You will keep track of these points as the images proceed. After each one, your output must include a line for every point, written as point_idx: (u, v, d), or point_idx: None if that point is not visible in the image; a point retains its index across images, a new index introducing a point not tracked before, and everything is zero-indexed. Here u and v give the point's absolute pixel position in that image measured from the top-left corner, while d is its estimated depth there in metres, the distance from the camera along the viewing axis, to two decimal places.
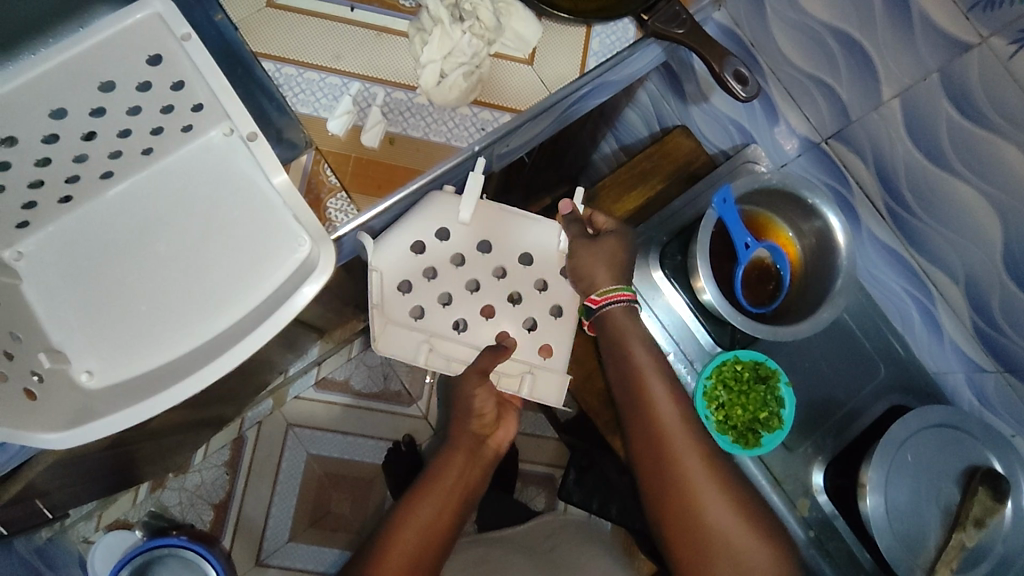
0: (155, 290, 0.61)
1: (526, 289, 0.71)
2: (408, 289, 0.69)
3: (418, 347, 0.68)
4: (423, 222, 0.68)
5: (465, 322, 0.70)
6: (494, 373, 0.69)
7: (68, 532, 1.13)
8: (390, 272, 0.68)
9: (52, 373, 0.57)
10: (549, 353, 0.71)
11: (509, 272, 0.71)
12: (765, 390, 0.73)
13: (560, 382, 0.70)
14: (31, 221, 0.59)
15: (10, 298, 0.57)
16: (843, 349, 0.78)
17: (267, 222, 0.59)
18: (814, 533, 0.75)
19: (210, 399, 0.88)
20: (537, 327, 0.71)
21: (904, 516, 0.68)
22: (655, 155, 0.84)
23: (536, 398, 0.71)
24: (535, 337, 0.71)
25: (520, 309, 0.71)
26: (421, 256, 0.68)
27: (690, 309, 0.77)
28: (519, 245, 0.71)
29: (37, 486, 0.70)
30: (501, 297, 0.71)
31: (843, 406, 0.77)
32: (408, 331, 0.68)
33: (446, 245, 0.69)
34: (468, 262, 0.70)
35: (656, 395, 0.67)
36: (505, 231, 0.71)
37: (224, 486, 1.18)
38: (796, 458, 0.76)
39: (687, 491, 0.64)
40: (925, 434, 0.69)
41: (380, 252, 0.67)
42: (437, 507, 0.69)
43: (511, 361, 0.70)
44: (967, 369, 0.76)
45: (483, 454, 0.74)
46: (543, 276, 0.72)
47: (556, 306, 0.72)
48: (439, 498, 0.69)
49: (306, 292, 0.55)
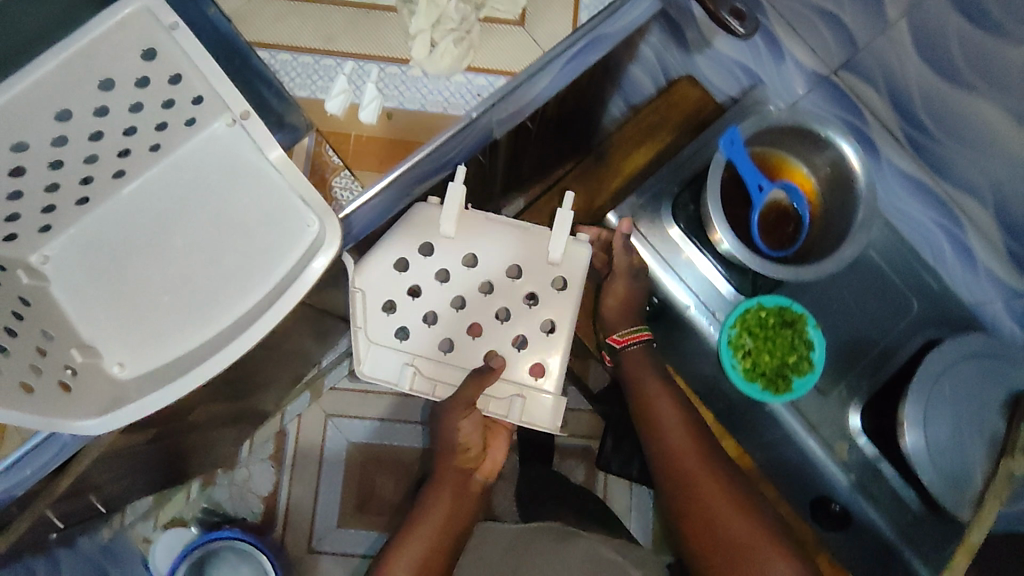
0: (176, 280, 0.63)
1: (515, 304, 0.73)
2: (393, 309, 0.72)
3: (402, 371, 0.70)
4: (403, 241, 0.71)
5: (451, 342, 0.73)
6: (481, 398, 0.72)
7: (129, 531, 1.21)
8: (373, 290, 0.71)
9: (85, 366, 0.59)
10: (541, 373, 0.73)
11: (494, 287, 0.73)
12: (792, 334, 0.72)
13: (550, 406, 0.72)
14: (53, 224, 0.61)
15: (40, 301, 0.60)
16: (874, 286, 0.77)
17: (278, 206, 0.62)
18: (855, 477, 0.74)
19: (246, 386, 0.92)
20: (526, 346, 0.73)
21: (948, 455, 0.64)
22: (650, 113, 0.85)
23: (525, 421, 0.72)
24: (525, 355, 0.73)
25: (509, 326, 0.73)
26: (404, 274, 0.72)
27: (713, 265, 0.75)
28: (507, 257, 0.73)
29: (90, 479, 0.74)
30: (488, 313, 0.73)
31: (875, 345, 0.75)
32: (390, 352, 0.71)
33: (431, 261, 0.72)
34: (452, 277, 0.73)
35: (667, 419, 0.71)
36: (493, 239, 0.73)
37: (271, 479, 1.23)
38: (830, 401, 0.75)
39: (704, 514, 0.65)
40: (964, 365, 0.65)
41: (362, 273, 0.71)
42: (424, 548, 0.72)
43: (501, 383, 0.72)
44: (1004, 297, 0.70)
45: (471, 488, 0.79)
46: (531, 290, 0.73)
47: (548, 321, 0.74)
48: (426, 543, 0.73)
49: (316, 266, 0.56)
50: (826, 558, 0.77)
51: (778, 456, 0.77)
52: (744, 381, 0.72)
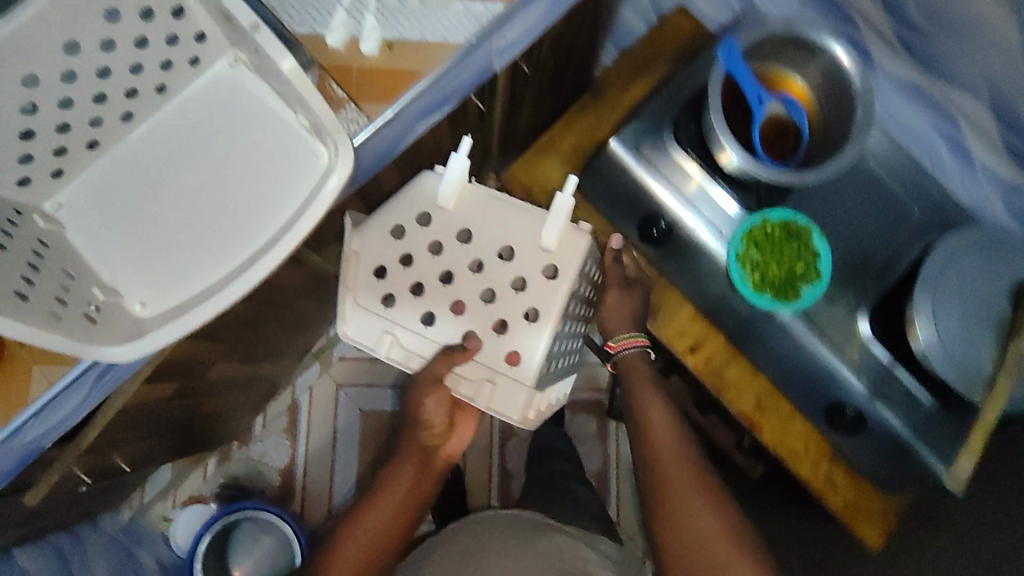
0: (188, 218, 0.63)
1: (504, 286, 0.74)
2: (384, 275, 0.76)
3: (380, 336, 0.75)
4: (400, 209, 0.75)
5: (433, 315, 0.75)
6: (451, 375, 0.74)
7: (150, 511, 1.28)
8: (368, 255, 0.76)
9: (107, 304, 0.59)
10: (516, 362, 0.73)
11: (484, 266, 0.74)
12: (798, 245, 0.73)
13: (516, 395, 0.73)
14: (64, 168, 0.61)
15: (58, 245, 0.60)
16: (871, 196, 0.77)
17: (287, 141, 0.63)
18: (871, 381, 0.76)
19: (256, 340, 0.96)
20: (506, 330, 0.74)
21: (959, 345, 0.65)
22: (642, 48, 0.87)
23: (492, 407, 0.74)
24: (505, 342, 0.73)
25: (492, 308, 0.74)
26: (399, 241, 0.75)
27: (728, 192, 0.75)
28: (498, 237, 0.74)
29: (117, 435, 0.76)
30: (475, 292, 0.75)
31: (878, 254, 0.76)
32: (372, 317, 0.75)
33: (428, 232, 0.75)
34: (445, 250, 0.75)
35: (659, 430, 0.75)
36: (489, 220, 0.74)
37: (288, 452, 1.33)
38: (839, 308, 0.77)
39: (668, 502, 0.69)
40: (970, 254, 0.67)
41: (359, 236, 0.76)
42: (391, 512, 0.76)
43: (474, 366, 0.74)
44: (1001, 191, 0.73)
45: (435, 464, 0.81)
46: (521, 275, 0.74)
47: (532, 310, 0.74)
48: (390, 508, 0.76)
49: (334, 182, 0.60)
50: (843, 469, 0.82)
51: (792, 368, 0.79)
52: (753, 294, 0.73)
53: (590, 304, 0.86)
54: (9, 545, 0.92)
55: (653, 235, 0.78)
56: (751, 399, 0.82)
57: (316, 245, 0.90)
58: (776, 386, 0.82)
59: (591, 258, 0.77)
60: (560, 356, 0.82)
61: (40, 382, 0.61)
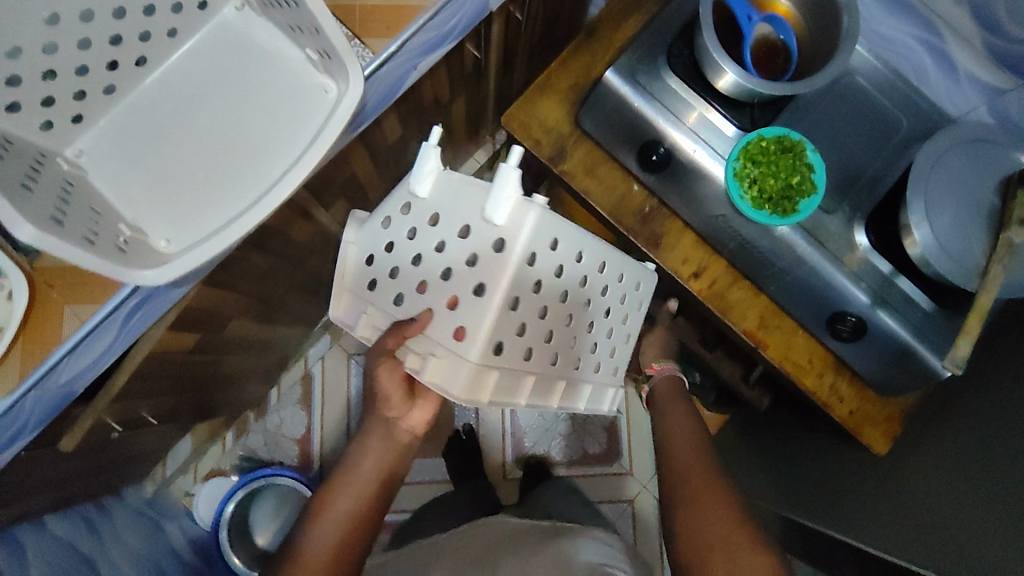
0: (205, 157, 0.64)
1: (461, 261, 0.61)
2: (371, 263, 0.66)
3: (359, 319, 0.67)
4: (391, 202, 0.65)
5: (403, 296, 0.64)
6: (400, 347, 0.62)
7: (172, 487, 1.32)
8: (359, 245, 0.67)
9: (133, 240, 0.60)
10: (462, 338, 0.60)
11: (447, 244, 0.61)
12: (793, 159, 0.75)
13: (458, 374, 0.60)
14: (84, 114, 0.63)
15: (83, 187, 0.62)
16: (864, 111, 0.80)
17: (297, 77, 0.65)
18: (874, 291, 0.79)
19: (272, 299, 0.99)
20: (458, 305, 0.60)
21: (955, 241, 0.68)
22: None
23: (436, 386, 0.61)
24: (453, 316, 0.60)
25: (449, 285, 0.61)
26: (385, 230, 0.65)
27: (727, 118, 0.78)
28: (459, 213, 0.61)
29: (144, 383, 0.79)
30: (436, 271, 0.62)
31: (870, 166, 0.79)
32: (356, 301, 0.67)
33: (408, 219, 0.64)
34: (419, 233, 0.63)
35: (677, 432, 0.84)
36: (455, 202, 0.61)
37: (304, 421, 1.36)
38: (835, 219, 0.79)
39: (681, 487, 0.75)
40: (956, 154, 0.70)
41: (358, 231, 0.67)
42: (351, 497, 0.73)
43: (421, 339, 0.61)
44: (987, 98, 0.76)
45: (398, 436, 0.75)
46: (475, 250, 0.60)
47: (483, 284, 0.60)
48: (353, 491, 0.74)
49: (348, 101, 0.61)
50: (846, 379, 0.86)
51: (792, 280, 0.82)
52: (751, 210, 0.77)
53: (584, 292, 0.73)
54: (40, 511, 0.94)
55: (652, 160, 0.80)
56: (754, 317, 0.86)
57: (327, 202, 0.92)
58: (776, 302, 0.85)
59: (554, 233, 0.63)
60: (541, 350, 0.68)
61: (72, 320, 0.63)
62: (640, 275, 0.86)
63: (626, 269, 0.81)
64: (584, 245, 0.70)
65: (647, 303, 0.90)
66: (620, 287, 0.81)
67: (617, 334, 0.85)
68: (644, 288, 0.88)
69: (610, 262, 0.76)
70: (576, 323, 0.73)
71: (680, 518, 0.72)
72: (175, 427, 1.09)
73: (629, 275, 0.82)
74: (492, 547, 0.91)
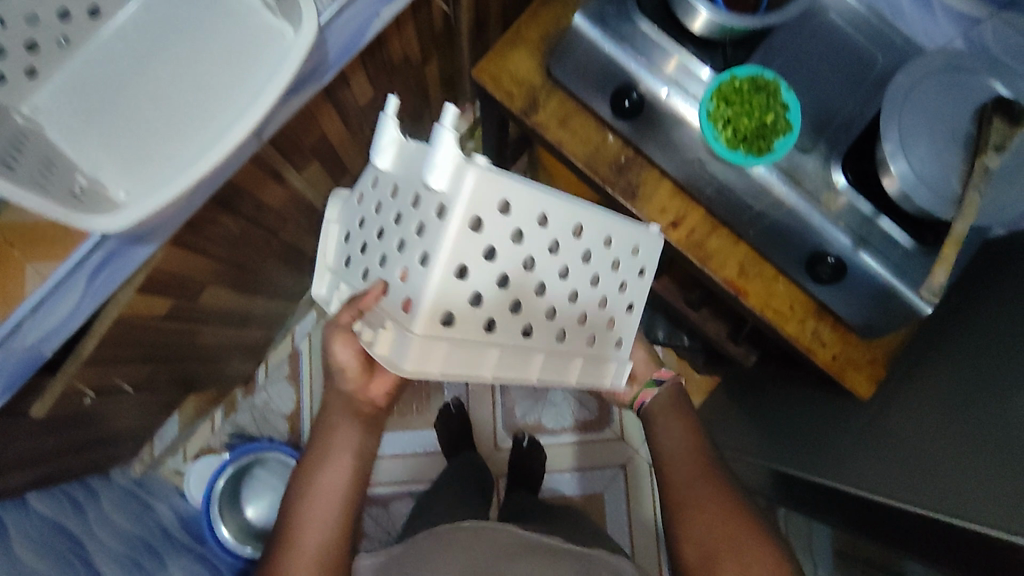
0: (162, 106, 0.63)
1: (412, 231, 0.57)
2: (348, 239, 0.67)
3: (334, 295, 0.67)
4: (365, 177, 0.65)
5: (367, 270, 0.63)
6: (358, 322, 0.61)
7: (162, 466, 1.33)
8: (339, 222, 0.68)
9: (91, 189, 0.59)
10: (410, 308, 0.56)
11: (402, 214, 0.59)
12: (766, 98, 0.74)
13: (405, 346, 0.56)
14: (37, 68, 0.60)
15: (41, 143, 0.59)
16: (838, 49, 0.79)
17: (252, 22, 0.63)
18: (854, 232, 0.77)
19: (250, 269, 0.98)
20: (407, 276, 0.57)
21: (932, 171, 0.68)
22: None
23: (378, 356, 0.60)
24: (402, 288, 0.57)
25: (402, 256, 0.58)
26: (360, 204, 0.65)
27: (700, 58, 0.76)
28: (412, 182, 0.57)
29: (117, 349, 0.79)
30: (393, 241, 0.59)
31: (845, 105, 0.78)
32: (333, 275, 0.68)
33: (377, 193, 0.63)
34: (383, 206, 0.62)
35: (670, 446, 0.81)
36: (410, 172, 0.58)
37: (293, 398, 1.36)
38: (812, 159, 0.78)
39: (688, 505, 0.74)
40: (929, 83, 0.69)
41: (332, 205, 0.69)
42: (335, 473, 0.71)
43: (377, 310, 0.59)
44: (962, 30, 0.75)
45: (362, 407, 0.73)
46: (422, 220, 0.56)
47: (427, 253, 0.55)
48: (336, 466, 0.71)
49: (304, 36, 0.60)
50: (828, 324, 0.86)
51: (771, 225, 0.81)
52: (727, 151, 0.75)
53: (559, 260, 0.65)
54: (22, 488, 0.93)
55: (625, 107, 0.78)
56: (734, 265, 0.86)
57: (299, 165, 0.91)
58: (756, 249, 0.85)
59: (505, 194, 0.56)
60: (509, 323, 0.63)
61: (34, 278, 0.62)
62: (641, 238, 0.75)
63: (619, 231, 0.71)
64: (551, 207, 0.62)
65: (651, 269, 0.80)
66: (613, 252, 0.71)
67: (615, 305, 0.75)
68: (646, 252, 0.77)
69: (592, 226, 0.67)
70: (552, 293, 0.66)
71: (687, 534, 0.73)
72: (157, 397, 1.09)
73: (624, 238, 0.72)
74: (483, 555, 0.87)
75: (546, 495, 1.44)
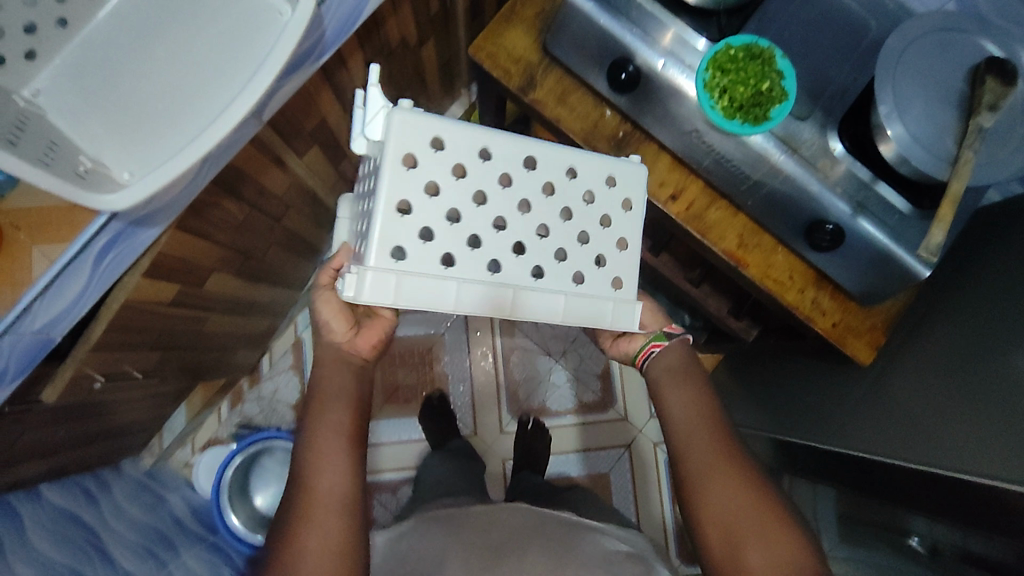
0: (161, 88, 0.63)
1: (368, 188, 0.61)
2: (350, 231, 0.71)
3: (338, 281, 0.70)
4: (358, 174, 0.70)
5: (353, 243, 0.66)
6: None
7: (171, 459, 1.34)
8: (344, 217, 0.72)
9: (95, 171, 0.60)
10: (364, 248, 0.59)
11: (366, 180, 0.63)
12: (762, 65, 0.74)
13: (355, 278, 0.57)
14: (37, 50, 0.61)
15: (42, 124, 0.60)
16: (832, 16, 0.79)
17: (248, 2, 0.63)
18: (852, 196, 0.78)
19: (255, 257, 0.99)
20: (363, 224, 0.60)
21: (927, 133, 0.68)
22: None
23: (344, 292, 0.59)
24: (361, 239, 0.60)
25: (364, 213, 0.62)
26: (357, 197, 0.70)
27: (695, 28, 0.77)
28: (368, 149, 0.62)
29: (124, 336, 0.79)
30: (363, 207, 0.63)
31: (841, 72, 0.78)
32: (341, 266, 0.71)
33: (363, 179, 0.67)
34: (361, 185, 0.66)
35: (678, 416, 0.75)
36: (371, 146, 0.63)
37: (298, 387, 1.37)
38: (808, 125, 0.78)
39: (705, 481, 0.70)
40: (921, 46, 0.69)
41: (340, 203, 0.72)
42: (343, 414, 0.70)
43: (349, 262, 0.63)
44: None
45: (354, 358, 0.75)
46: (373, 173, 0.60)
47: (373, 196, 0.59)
48: (343, 408, 0.71)
49: (301, 12, 0.59)
50: (827, 292, 0.87)
51: (770, 194, 0.81)
52: (724, 120, 0.76)
53: (518, 195, 0.62)
54: (34, 480, 0.94)
55: (622, 80, 0.79)
56: (733, 237, 0.87)
57: (298, 150, 0.91)
58: (755, 220, 0.86)
59: (433, 130, 0.58)
60: (468, 256, 0.60)
61: (41, 260, 0.62)
62: (617, 168, 0.66)
63: (585, 162, 0.65)
64: (493, 140, 0.60)
65: (642, 203, 0.68)
66: (583, 184, 0.65)
67: (603, 242, 0.66)
68: (627, 183, 0.67)
69: (549, 158, 0.63)
70: (515, 226, 0.61)
71: (702, 512, 0.69)
72: (164, 388, 1.09)
73: (592, 170, 0.65)
74: (500, 527, 0.89)
75: (552, 477, 1.45)
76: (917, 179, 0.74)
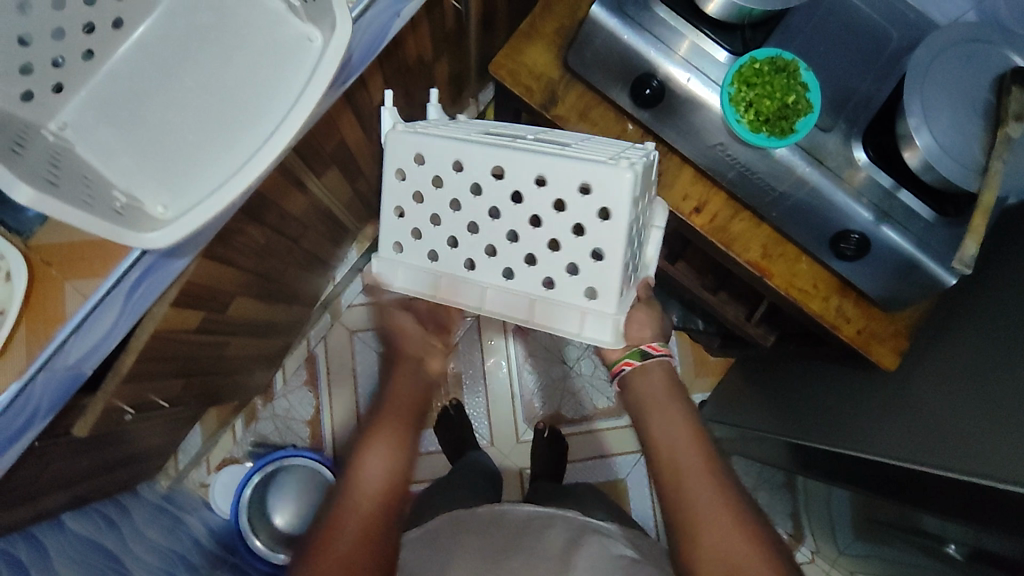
0: (192, 118, 0.62)
1: None
2: None
3: None
4: None
5: None
6: None
7: (186, 480, 1.33)
8: None
9: (130, 207, 0.59)
10: None
11: None
12: (787, 79, 0.74)
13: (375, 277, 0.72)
14: (64, 83, 0.60)
15: (73, 158, 0.59)
16: (854, 27, 0.79)
17: (279, 29, 0.63)
18: (877, 206, 0.79)
19: (275, 278, 0.98)
20: None
21: (954, 142, 0.69)
22: None
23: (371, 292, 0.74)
24: None
25: None
26: None
27: (718, 43, 0.77)
28: None
29: (150, 366, 0.78)
30: None
31: (864, 82, 0.79)
32: None
33: None
34: None
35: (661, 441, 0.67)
36: None
37: (311, 403, 1.36)
38: (833, 136, 0.79)
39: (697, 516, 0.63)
40: (946, 57, 0.70)
41: None
42: (395, 433, 0.68)
43: None
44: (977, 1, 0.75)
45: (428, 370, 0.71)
46: None
47: None
48: (395, 427, 0.68)
49: (337, 40, 0.59)
50: (851, 300, 0.87)
51: (794, 204, 0.82)
52: (750, 134, 0.76)
53: (488, 202, 0.62)
54: (57, 510, 0.94)
55: (646, 95, 0.79)
56: (758, 247, 0.87)
57: (317, 170, 0.90)
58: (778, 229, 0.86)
59: (413, 146, 0.63)
60: (449, 257, 0.65)
61: (73, 296, 0.62)
62: (592, 173, 0.57)
63: (555, 169, 0.58)
64: (462, 150, 0.61)
65: (625, 215, 0.58)
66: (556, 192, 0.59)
67: (578, 253, 0.61)
68: (605, 190, 0.58)
69: (517, 164, 0.59)
70: (485, 231, 0.63)
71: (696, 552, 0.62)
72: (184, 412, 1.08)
73: (565, 176, 0.58)
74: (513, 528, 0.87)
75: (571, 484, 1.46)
76: (941, 186, 0.75)
